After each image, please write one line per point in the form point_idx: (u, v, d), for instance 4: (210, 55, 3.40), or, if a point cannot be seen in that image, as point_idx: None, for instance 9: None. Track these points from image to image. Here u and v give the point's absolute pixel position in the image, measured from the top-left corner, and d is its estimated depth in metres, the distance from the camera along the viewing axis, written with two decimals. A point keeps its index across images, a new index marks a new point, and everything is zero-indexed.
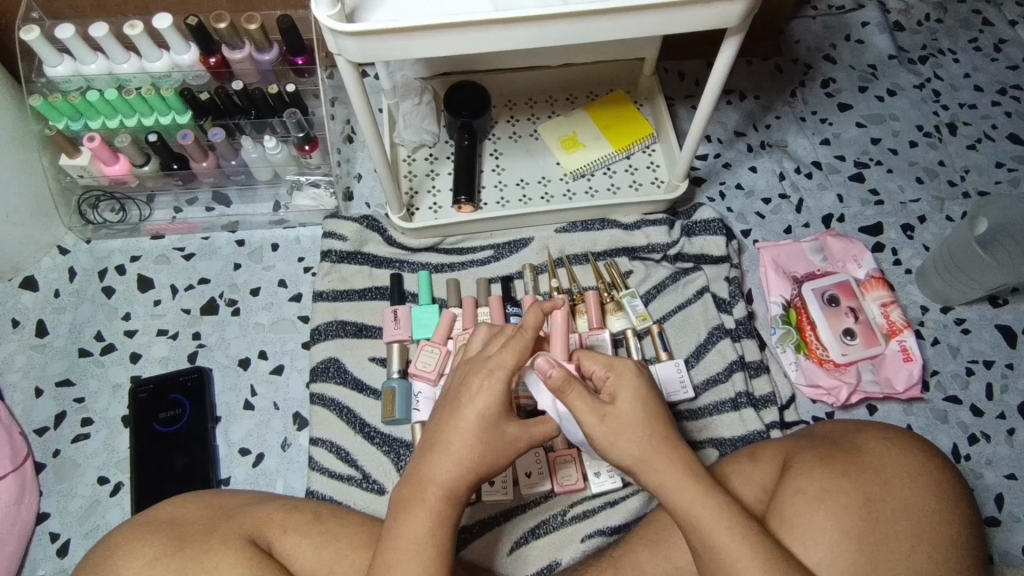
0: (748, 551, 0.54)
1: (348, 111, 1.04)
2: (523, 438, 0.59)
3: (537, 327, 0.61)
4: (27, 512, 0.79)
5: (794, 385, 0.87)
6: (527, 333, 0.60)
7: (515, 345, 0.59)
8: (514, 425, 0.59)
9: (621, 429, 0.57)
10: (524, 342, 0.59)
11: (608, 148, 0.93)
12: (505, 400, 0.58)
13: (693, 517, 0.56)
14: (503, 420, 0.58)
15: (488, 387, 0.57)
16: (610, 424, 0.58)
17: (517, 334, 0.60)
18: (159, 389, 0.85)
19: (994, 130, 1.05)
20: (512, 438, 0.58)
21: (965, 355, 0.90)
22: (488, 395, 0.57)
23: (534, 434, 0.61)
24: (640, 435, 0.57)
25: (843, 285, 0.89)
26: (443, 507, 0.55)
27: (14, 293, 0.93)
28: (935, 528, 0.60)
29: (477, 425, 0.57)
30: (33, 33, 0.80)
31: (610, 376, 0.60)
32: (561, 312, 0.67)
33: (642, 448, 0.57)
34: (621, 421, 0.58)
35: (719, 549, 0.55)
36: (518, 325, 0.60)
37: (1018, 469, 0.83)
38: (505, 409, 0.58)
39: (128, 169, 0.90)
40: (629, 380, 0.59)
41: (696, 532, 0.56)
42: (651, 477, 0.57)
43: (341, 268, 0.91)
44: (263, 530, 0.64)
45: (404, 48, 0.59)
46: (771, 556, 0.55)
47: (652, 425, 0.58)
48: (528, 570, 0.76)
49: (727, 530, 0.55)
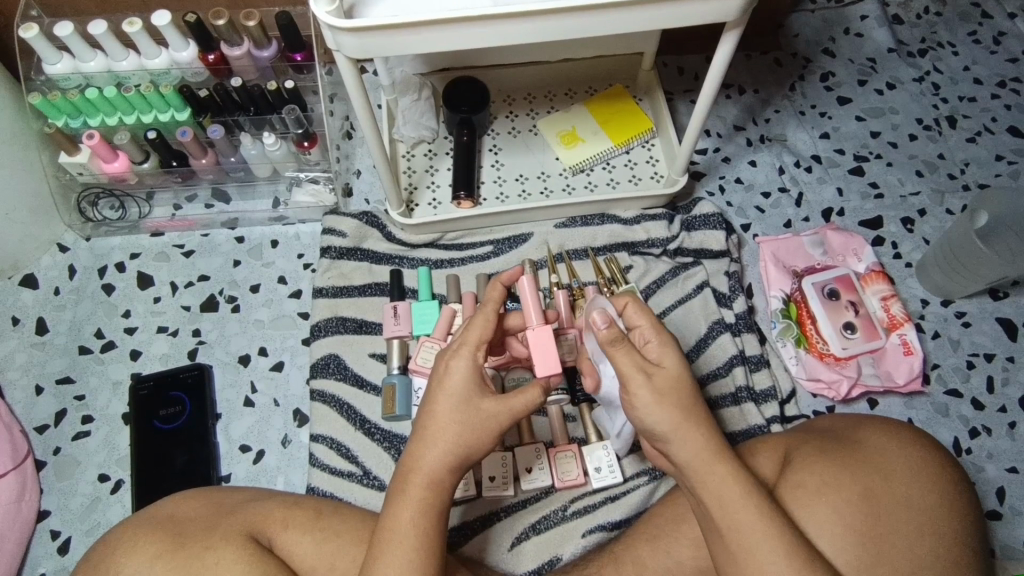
0: (771, 531, 0.54)
1: (348, 107, 1.04)
2: (502, 413, 0.57)
3: (498, 299, 0.61)
4: (27, 510, 0.79)
5: (795, 379, 0.87)
6: (488, 307, 0.60)
7: (480, 321, 0.59)
8: (490, 401, 0.57)
9: (667, 392, 0.57)
10: (487, 315, 0.59)
11: (607, 142, 0.93)
12: (475, 376, 0.58)
13: (720, 496, 0.56)
14: (477, 396, 0.57)
15: (457, 367, 0.58)
16: (654, 386, 0.57)
17: (481, 308, 0.60)
18: (159, 386, 0.85)
19: (993, 123, 1.05)
20: (490, 413, 0.57)
21: (966, 348, 0.90)
22: (457, 374, 0.57)
23: (514, 406, 0.58)
24: (682, 402, 0.57)
25: (844, 279, 0.89)
26: (428, 494, 0.55)
27: (14, 291, 0.93)
28: (941, 520, 0.61)
29: (450, 406, 0.57)
30: (31, 31, 0.80)
31: (652, 340, 0.60)
32: (529, 278, 0.63)
33: (680, 414, 0.57)
34: (665, 383, 0.58)
35: (744, 528, 0.55)
36: (481, 300, 0.61)
37: (1020, 462, 0.83)
38: (478, 385, 0.58)
39: (127, 167, 0.91)
40: (670, 347, 0.59)
41: (722, 510, 0.56)
42: (682, 448, 0.57)
43: (341, 265, 0.91)
44: (264, 526, 0.64)
45: (404, 43, 0.59)
46: (795, 537, 0.55)
47: (675, 395, 0.57)
48: (529, 566, 0.76)
49: (755, 509, 0.55)
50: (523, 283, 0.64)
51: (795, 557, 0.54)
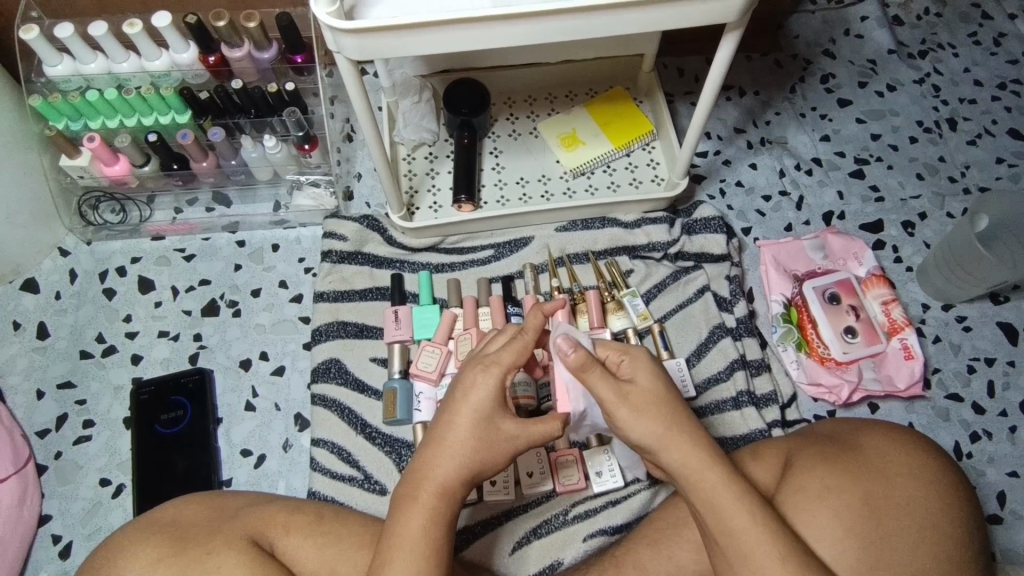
0: (767, 537, 0.55)
1: (348, 109, 1.04)
2: (522, 436, 0.58)
3: (540, 328, 0.60)
4: (29, 515, 0.80)
5: (796, 383, 0.87)
6: (528, 335, 0.59)
7: (517, 346, 0.59)
8: (510, 422, 0.57)
9: (646, 406, 0.57)
10: (525, 343, 0.59)
11: (607, 145, 0.93)
12: (499, 395, 0.57)
13: (713, 501, 0.56)
14: (499, 415, 0.57)
15: (483, 382, 0.57)
16: (642, 399, 0.57)
17: (520, 334, 0.60)
18: (161, 390, 0.85)
19: (994, 126, 1.05)
20: (509, 434, 0.57)
21: (966, 352, 0.90)
22: (482, 390, 0.57)
23: (535, 432, 0.59)
24: (661, 415, 0.57)
25: (845, 283, 0.89)
26: (437, 504, 0.55)
27: (15, 295, 0.93)
28: (940, 524, 0.61)
29: (472, 420, 0.56)
30: (32, 33, 0.80)
31: (624, 360, 0.60)
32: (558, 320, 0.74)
33: (665, 426, 0.57)
34: (641, 397, 0.58)
35: (739, 534, 0.55)
36: (521, 325, 0.60)
37: (1020, 467, 0.83)
38: (500, 404, 0.57)
39: (128, 170, 0.91)
40: (643, 359, 0.60)
41: (716, 516, 0.56)
42: (670, 457, 0.57)
43: (342, 269, 0.91)
44: (265, 531, 0.64)
45: (404, 44, 0.59)
46: (790, 542, 0.55)
47: (659, 405, 0.58)
48: (531, 570, 0.76)
49: (749, 515, 0.55)
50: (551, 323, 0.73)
51: (792, 561, 0.54)
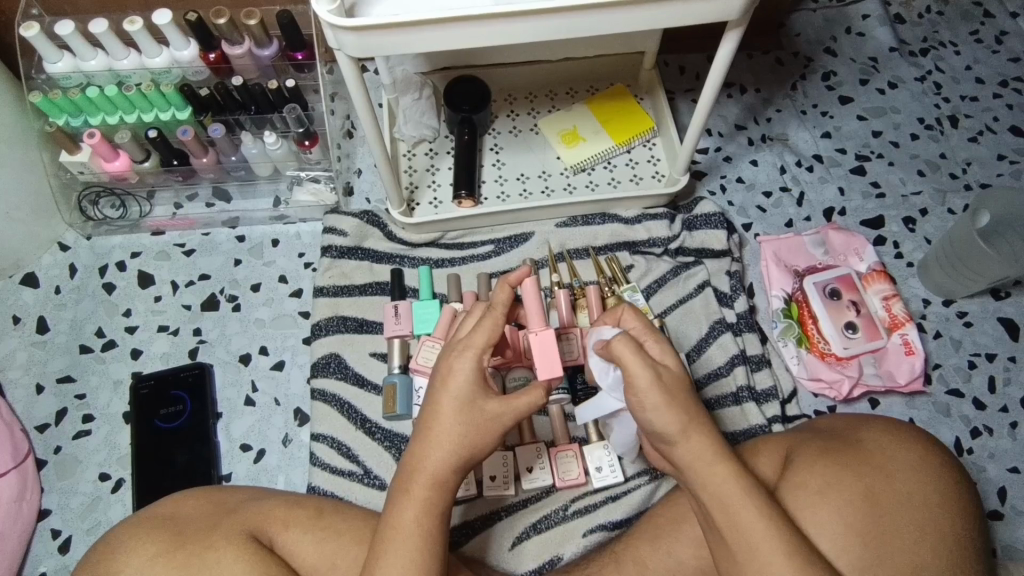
0: (774, 533, 0.54)
1: (348, 106, 1.04)
2: (507, 414, 0.57)
3: (508, 303, 0.59)
4: (28, 509, 0.79)
5: (796, 378, 0.87)
6: (498, 311, 0.58)
7: (488, 324, 0.58)
8: (493, 402, 0.57)
9: (676, 392, 0.56)
10: (496, 319, 0.58)
11: (608, 142, 0.93)
12: (479, 378, 0.57)
13: (722, 496, 0.56)
14: (481, 397, 0.57)
15: (460, 368, 0.57)
16: (665, 384, 0.56)
17: (490, 311, 0.59)
18: (160, 385, 0.85)
19: (995, 123, 1.04)
20: (494, 415, 0.57)
21: (967, 348, 0.90)
22: (459, 376, 0.57)
23: (519, 407, 0.58)
24: (683, 400, 0.57)
25: (845, 278, 0.89)
26: (430, 495, 0.55)
27: (15, 289, 0.93)
28: (944, 522, 0.60)
29: (454, 408, 0.56)
30: (32, 30, 0.80)
31: (653, 342, 0.60)
32: (532, 280, 0.62)
33: (682, 417, 0.56)
34: (671, 383, 0.56)
35: (747, 529, 0.55)
36: (488, 303, 0.59)
37: (1021, 463, 0.83)
38: (481, 386, 0.57)
39: (128, 166, 0.91)
40: (668, 346, 0.59)
41: (723, 511, 0.56)
42: (683, 450, 0.57)
43: (342, 264, 0.90)
44: (266, 525, 0.64)
45: (405, 41, 0.59)
46: (796, 539, 0.55)
47: (681, 396, 0.57)
48: (530, 565, 0.76)
49: (756, 510, 0.55)
50: (524, 285, 0.62)
51: (798, 558, 0.54)
